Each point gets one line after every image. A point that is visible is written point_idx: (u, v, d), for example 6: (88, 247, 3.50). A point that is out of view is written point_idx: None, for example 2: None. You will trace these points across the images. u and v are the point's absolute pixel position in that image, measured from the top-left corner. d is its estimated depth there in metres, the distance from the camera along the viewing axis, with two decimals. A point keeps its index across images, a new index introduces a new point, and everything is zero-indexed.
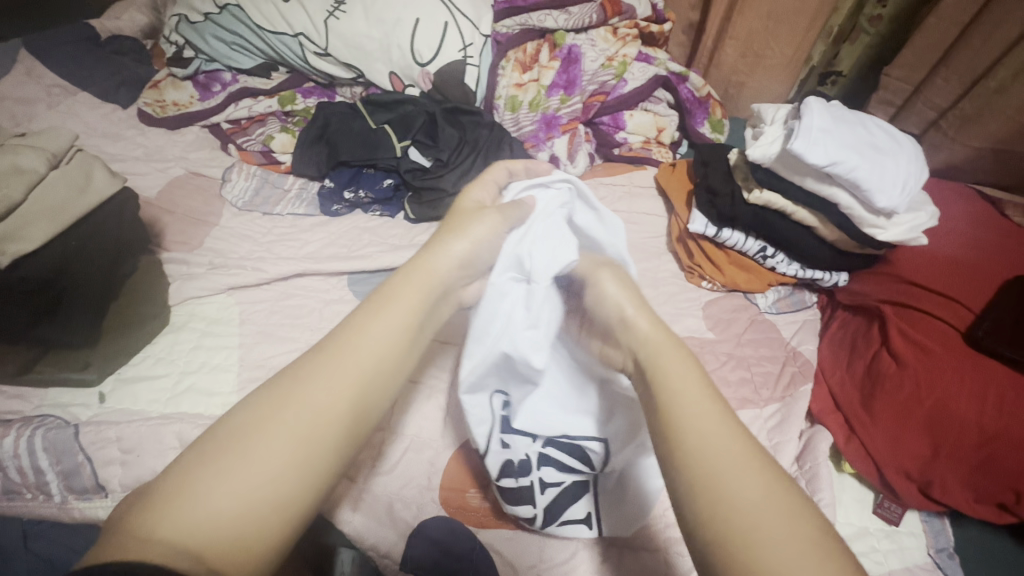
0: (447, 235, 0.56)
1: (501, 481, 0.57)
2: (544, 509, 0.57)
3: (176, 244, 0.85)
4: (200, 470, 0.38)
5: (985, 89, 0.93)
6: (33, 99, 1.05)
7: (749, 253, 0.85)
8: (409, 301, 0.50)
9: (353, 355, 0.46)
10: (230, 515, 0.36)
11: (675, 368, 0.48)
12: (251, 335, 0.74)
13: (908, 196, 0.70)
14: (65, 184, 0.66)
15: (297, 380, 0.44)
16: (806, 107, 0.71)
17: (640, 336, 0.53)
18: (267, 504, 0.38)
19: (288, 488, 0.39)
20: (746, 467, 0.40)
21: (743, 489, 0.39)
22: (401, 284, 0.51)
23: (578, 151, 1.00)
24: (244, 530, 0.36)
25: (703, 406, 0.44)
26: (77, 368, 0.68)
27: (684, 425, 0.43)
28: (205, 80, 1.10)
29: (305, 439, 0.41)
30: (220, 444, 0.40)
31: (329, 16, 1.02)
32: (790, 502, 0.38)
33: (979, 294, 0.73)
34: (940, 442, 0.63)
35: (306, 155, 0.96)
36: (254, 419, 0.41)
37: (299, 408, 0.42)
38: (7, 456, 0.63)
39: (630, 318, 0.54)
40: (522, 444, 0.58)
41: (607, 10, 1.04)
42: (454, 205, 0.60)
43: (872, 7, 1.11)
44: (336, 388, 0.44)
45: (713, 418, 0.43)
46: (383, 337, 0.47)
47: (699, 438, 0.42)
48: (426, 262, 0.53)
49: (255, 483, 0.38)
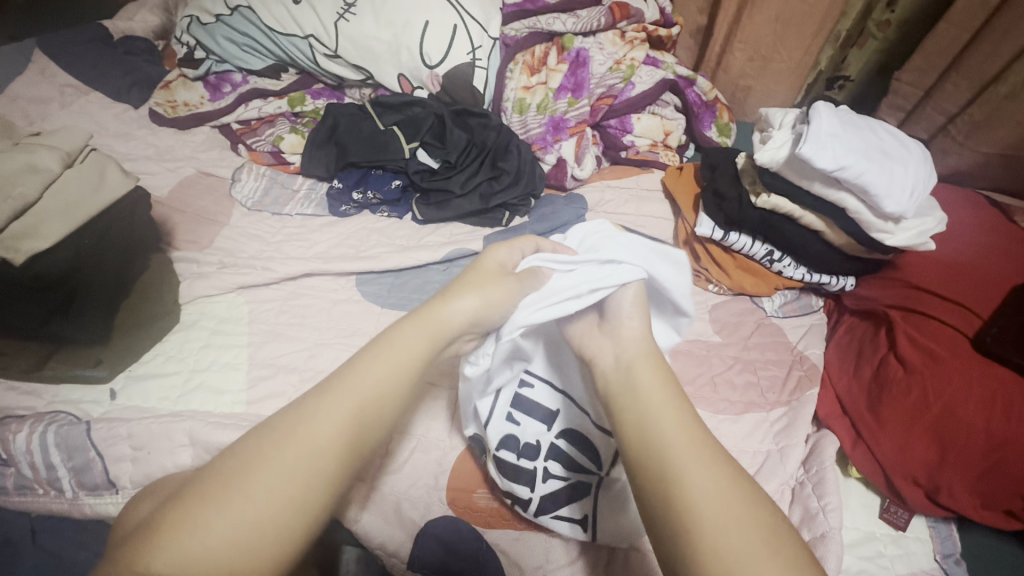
0: (461, 288, 0.52)
1: (500, 452, 0.58)
2: (541, 496, 0.57)
3: (186, 243, 0.86)
4: (196, 503, 0.38)
5: (996, 94, 0.93)
6: (46, 98, 1.06)
7: (755, 256, 0.85)
8: (418, 343, 0.48)
9: (355, 390, 0.44)
10: (223, 545, 0.36)
11: (652, 373, 0.51)
12: (259, 334, 0.75)
13: (915, 201, 0.70)
14: (79, 181, 0.67)
15: (300, 415, 0.43)
16: (814, 111, 0.71)
17: (624, 338, 0.53)
18: (262, 534, 0.37)
19: (284, 519, 0.38)
20: (707, 465, 0.44)
21: (702, 483, 0.42)
22: (410, 326, 0.49)
23: (586, 154, 1.00)
24: (240, 559, 0.36)
25: (668, 410, 0.48)
26: (88, 364, 0.68)
27: (654, 426, 0.47)
28: (216, 81, 1.10)
29: (304, 474, 0.40)
30: (220, 477, 0.39)
31: (339, 17, 1.02)
32: (752, 498, 0.42)
33: (988, 300, 0.73)
34: (948, 448, 0.63)
35: (315, 156, 0.97)
36: (257, 457, 0.40)
37: (298, 441, 0.41)
38: (20, 451, 0.64)
39: (626, 319, 0.54)
40: (530, 427, 0.59)
41: (615, 13, 1.05)
42: (477, 260, 0.55)
43: (880, 12, 1.11)
44: (337, 423, 0.42)
45: (679, 422, 0.47)
46: (387, 372, 0.46)
47: (664, 437, 0.46)
48: (440, 309, 0.51)
49: (252, 519, 0.37)
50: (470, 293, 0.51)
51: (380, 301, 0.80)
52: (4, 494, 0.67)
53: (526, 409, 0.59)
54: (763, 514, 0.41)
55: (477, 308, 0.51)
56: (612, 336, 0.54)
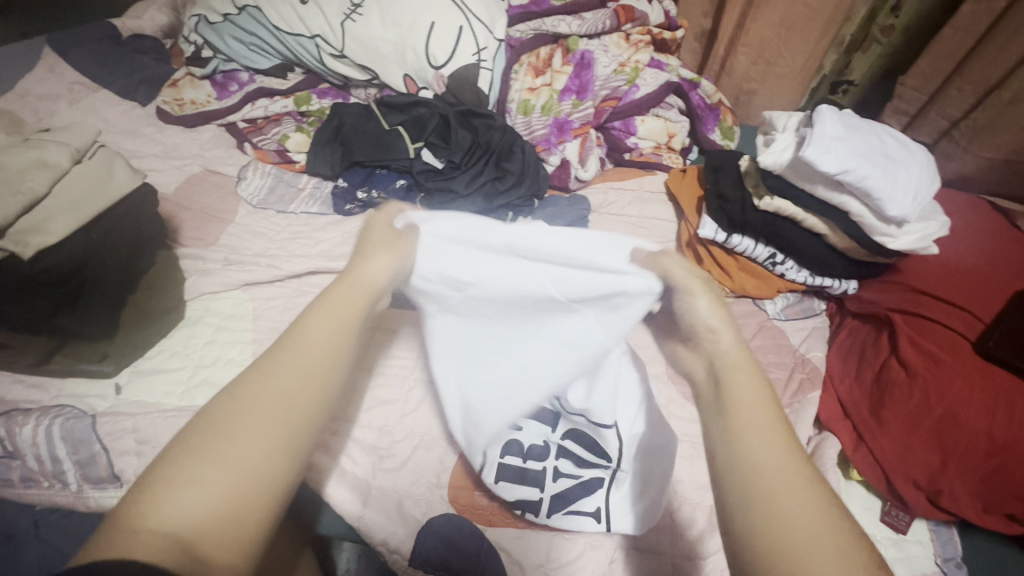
0: (371, 252, 0.50)
1: (506, 459, 0.60)
2: (551, 496, 0.59)
3: (192, 240, 0.86)
4: (173, 473, 0.36)
5: (999, 100, 0.93)
6: (55, 95, 1.07)
7: (759, 259, 0.85)
8: (356, 299, 0.47)
9: (309, 345, 0.43)
10: (207, 509, 0.35)
11: (746, 380, 0.44)
12: (263, 331, 0.75)
13: (918, 206, 0.71)
14: (89, 179, 0.68)
15: (259, 373, 0.41)
16: (819, 114, 0.72)
17: (714, 349, 0.46)
18: (246, 488, 0.36)
19: (265, 472, 0.37)
20: (799, 490, 0.38)
21: (793, 498, 0.37)
22: (341, 287, 0.47)
23: (589, 155, 1.01)
24: (229, 514, 0.35)
25: (760, 422, 0.41)
26: (95, 360, 0.69)
27: (741, 439, 0.40)
28: (223, 79, 1.11)
29: (273, 425, 0.39)
30: (191, 438, 0.38)
31: (346, 18, 1.03)
32: (848, 539, 0.36)
33: (991, 305, 0.73)
34: (950, 452, 0.63)
35: (320, 155, 0.97)
36: (228, 417, 0.39)
37: (263, 399, 0.40)
38: (26, 444, 0.65)
39: (719, 330, 0.47)
40: (532, 430, 0.62)
41: (619, 17, 1.05)
42: (366, 228, 0.53)
43: (885, 17, 1.11)
44: (299, 375, 0.41)
45: (771, 437, 0.40)
46: (337, 321, 0.45)
47: (754, 453, 0.39)
48: (362, 268, 0.49)
49: (232, 475, 0.36)
50: (383, 253, 0.50)
51: None
52: (10, 487, 0.68)
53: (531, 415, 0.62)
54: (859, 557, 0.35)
55: (393, 268, 0.50)
56: (703, 354, 0.47)
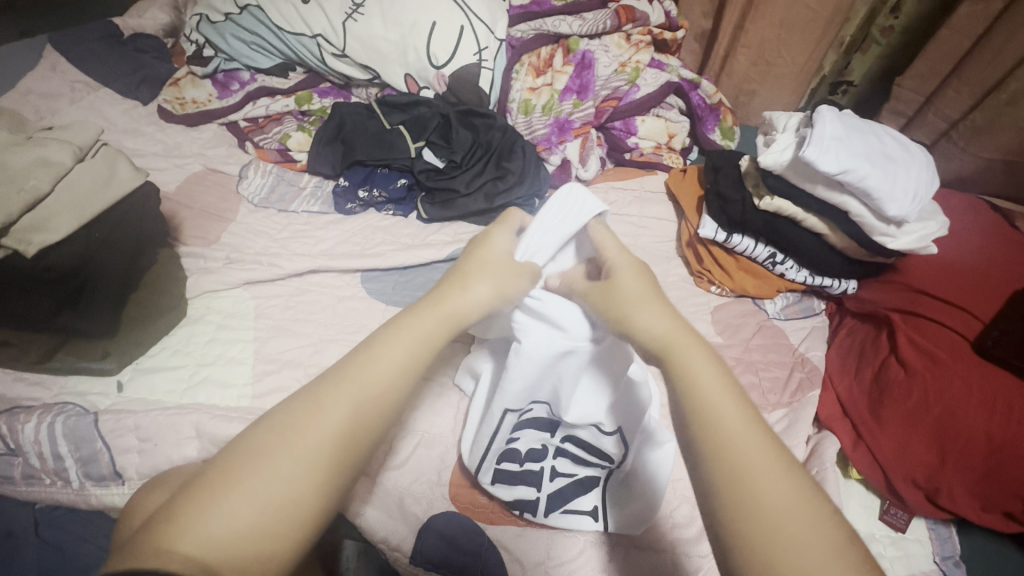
0: (470, 278, 0.51)
1: (504, 464, 0.61)
2: (548, 494, 0.59)
3: (193, 238, 0.86)
4: (217, 486, 0.36)
5: (996, 101, 0.93)
6: (56, 93, 1.07)
7: (758, 259, 0.85)
8: (433, 330, 0.46)
9: (374, 377, 0.42)
10: (245, 529, 0.35)
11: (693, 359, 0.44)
12: (265, 329, 0.76)
13: (918, 206, 0.71)
14: (91, 178, 0.68)
15: (318, 401, 0.41)
16: (818, 116, 0.72)
17: (643, 332, 0.46)
18: (285, 516, 0.36)
19: (307, 504, 0.37)
20: (772, 467, 0.38)
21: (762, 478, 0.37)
22: (427, 314, 0.47)
23: (590, 156, 1.02)
24: (263, 540, 0.35)
25: (730, 399, 0.41)
26: (96, 358, 0.69)
27: (711, 415, 0.40)
28: (224, 79, 1.11)
29: (323, 457, 0.39)
30: (238, 462, 0.37)
31: (347, 17, 1.03)
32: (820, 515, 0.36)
33: (989, 304, 0.73)
34: (948, 450, 0.63)
35: (321, 154, 0.97)
36: (277, 435, 0.39)
37: (316, 427, 0.39)
38: (29, 442, 0.65)
39: (631, 316, 0.48)
40: (529, 437, 0.62)
41: (620, 17, 1.05)
42: (487, 252, 0.54)
43: (884, 18, 1.12)
44: (359, 408, 0.41)
45: (741, 413, 0.40)
46: (407, 354, 0.44)
47: (726, 433, 0.39)
48: (459, 297, 0.49)
49: (275, 497, 0.36)
50: (483, 280, 0.51)
51: (384, 298, 0.81)
52: (12, 484, 0.68)
53: (527, 424, 0.62)
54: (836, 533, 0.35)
55: (493, 298, 0.50)
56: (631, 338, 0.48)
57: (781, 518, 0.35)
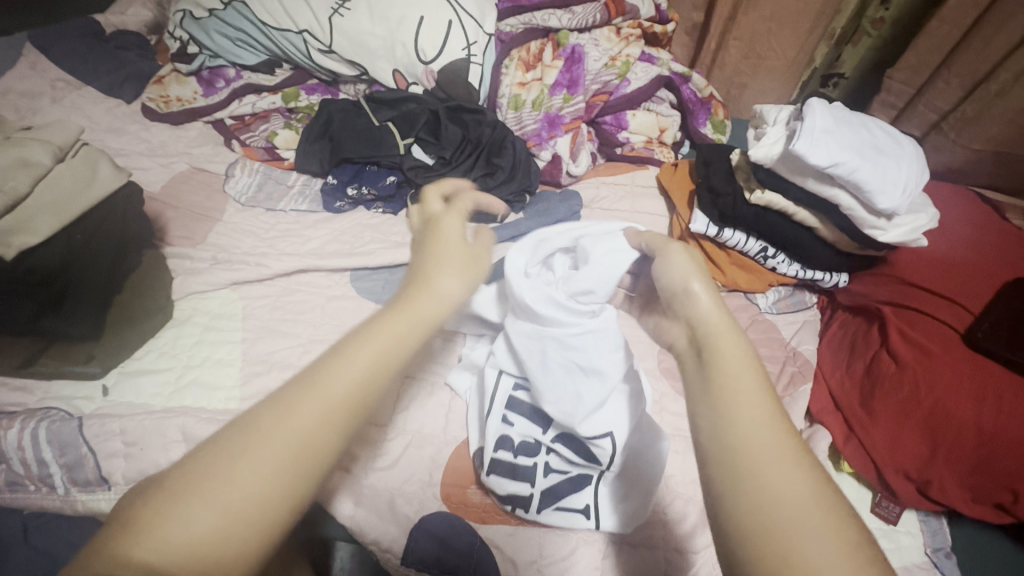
0: (437, 271, 0.49)
1: (498, 453, 0.60)
2: (541, 490, 0.59)
3: (179, 239, 0.85)
4: (177, 493, 0.35)
5: (987, 92, 0.94)
6: (37, 92, 1.05)
7: (750, 253, 0.85)
8: (406, 328, 0.44)
9: (342, 375, 0.40)
10: (203, 537, 0.34)
11: (723, 350, 0.44)
12: (253, 330, 0.75)
13: (908, 198, 0.71)
14: (71, 178, 0.66)
15: (282, 401, 0.39)
16: (808, 109, 0.71)
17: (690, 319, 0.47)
18: (245, 524, 0.35)
19: (270, 508, 0.36)
20: (788, 464, 0.37)
21: (779, 482, 0.36)
22: (401, 309, 0.45)
23: (580, 150, 1.00)
24: (222, 549, 0.34)
25: (749, 396, 0.41)
26: (80, 361, 0.68)
27: (728, 411, 0.40)
28: (209, 76, 1.10)
29: (288, 463, 0.37)
30: (197, 467, 0.36)
31: (333, 13, 1.02)
32: (836, 513, 0.35)
33: (979, 296, 0.73)
34: (940, 442, 0.64)
35: (309, 152, 0.96)
36: (241, 439, 0.37)
37: (280, 430, 0.38)
38: (11, 448, 0.64)
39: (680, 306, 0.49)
40: (522, 426, 0.62)
41: (610, 10, 1.03)
42: (442, 235, 0.53)
43: (874, 10, 1.12)
44: (326, 407, 0.39)
45: (761, 412, 0.40)
46: (379, 353, 0.42)
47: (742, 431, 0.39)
48: (430, 294, 0.47)
49: (239, 506, 0.35)
50: (453, 275, 0.49)
51: (374, 297, 0.80)
52: None
53: (521, 413, 0.62)
54: (849, 534, 0.34)
55: (460, 284, 0.49)
56: (682, 318, 0.49)
57: (790, 517, 0.35)
